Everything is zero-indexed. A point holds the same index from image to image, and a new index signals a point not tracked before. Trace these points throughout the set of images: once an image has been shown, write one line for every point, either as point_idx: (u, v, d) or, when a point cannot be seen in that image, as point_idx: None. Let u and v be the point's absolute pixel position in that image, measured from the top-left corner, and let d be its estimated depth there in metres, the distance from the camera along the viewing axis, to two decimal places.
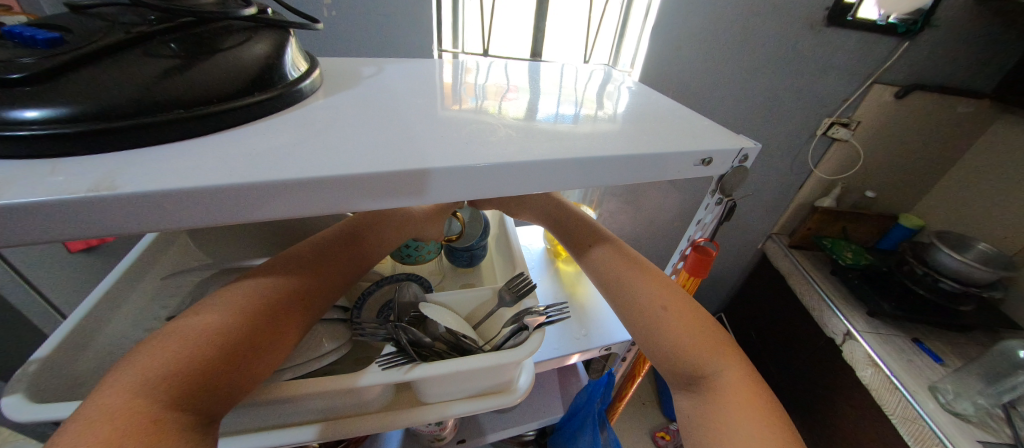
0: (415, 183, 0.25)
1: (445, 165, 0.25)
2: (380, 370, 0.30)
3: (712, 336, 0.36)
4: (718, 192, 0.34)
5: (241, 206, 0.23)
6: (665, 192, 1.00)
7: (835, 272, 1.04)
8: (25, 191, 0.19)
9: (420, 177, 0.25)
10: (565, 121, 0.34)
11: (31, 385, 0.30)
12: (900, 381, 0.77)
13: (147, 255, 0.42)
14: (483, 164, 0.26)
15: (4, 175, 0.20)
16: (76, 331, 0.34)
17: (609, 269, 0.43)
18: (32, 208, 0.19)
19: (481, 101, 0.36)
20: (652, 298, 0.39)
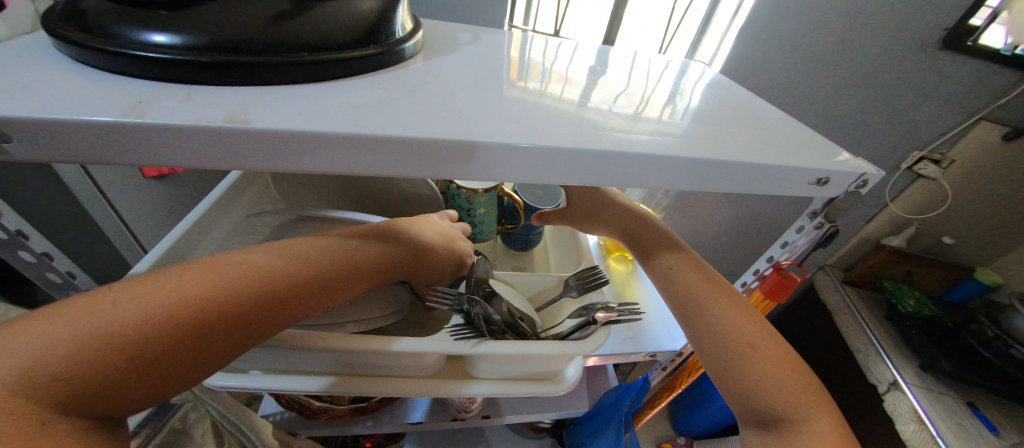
0: (459, 155, 0.24)
1: (491, 139, 0.24)
2: (448, 339, 0.30)
3: (799, 383, 0.34)
4: (821, 215, 0.31)
5: (284, 156, 0.22)
6: (719, 205, 0.95)
7: (891, 317, 0.97)
8: (166, 114, 0.20)
9: (465, 149, 0.24)
10: (620, 114, 0.31)
11: None
12: (946, 442, 0.72)
13: (234, 190, 0.45)
14: (526, 145, 0.24)
15: (146, 95, 0.21)
16: (171, 251, 0.36)
17: (693, 293, 0.40)
18: (170, 130, 0.20)
19: (546, 84, 0.34)
20: (734, 328, 0.37)
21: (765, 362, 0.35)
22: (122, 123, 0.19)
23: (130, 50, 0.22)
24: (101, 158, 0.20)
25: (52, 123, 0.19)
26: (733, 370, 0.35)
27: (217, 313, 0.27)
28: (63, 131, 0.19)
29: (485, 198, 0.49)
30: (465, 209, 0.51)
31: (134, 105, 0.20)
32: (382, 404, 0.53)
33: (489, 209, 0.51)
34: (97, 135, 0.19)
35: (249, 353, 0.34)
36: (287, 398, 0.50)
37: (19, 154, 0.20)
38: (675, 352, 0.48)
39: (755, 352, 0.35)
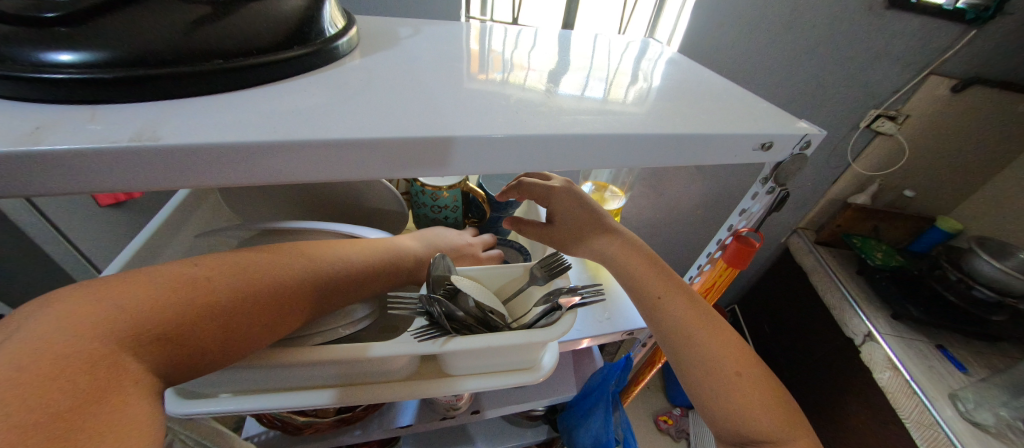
0: (440, 152, 0.24)
1: (470, 134, 0.23)
2: (414, 341, 0.30)
3: (780, 410, 0.32)
4: (771, 180, 0.32)
5: (233, 168, 0.21)
6: (691, 179, 0.97)
7: (863, 272, 1.01)
8: (67, 138, 0.19)
9: (444, 145, 0.23)
10: (594, 98, 0.31)
11: None
12: (919, 386, 0.76)
13: (182, 210, 0.43)
14: (502, 135, 0.24)
15: (45, 120, 0.20)
16: None
17: (684, 323, 0.35)
18: (75, 155, 0.19)
19: (508, 73, 0.34)
20: (724, 359, 0.33)
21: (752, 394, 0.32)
22: (18, 151, 0.18)
23: (23, 73, 0.20)
24: (6, 191, 0.19)
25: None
26: (721, 406, 0.32)
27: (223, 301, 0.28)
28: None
29: (449, 194, 0.48)
30: (428, 206, 0.50)
31: (31, 132, 0.19)
32: (367, 412, 0.53)
33: (454, 204, 0.50)
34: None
35: (222, 377, 0.33)
36: (269, 418, 0.50)
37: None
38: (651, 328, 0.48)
39: (743, 386, 0.32)
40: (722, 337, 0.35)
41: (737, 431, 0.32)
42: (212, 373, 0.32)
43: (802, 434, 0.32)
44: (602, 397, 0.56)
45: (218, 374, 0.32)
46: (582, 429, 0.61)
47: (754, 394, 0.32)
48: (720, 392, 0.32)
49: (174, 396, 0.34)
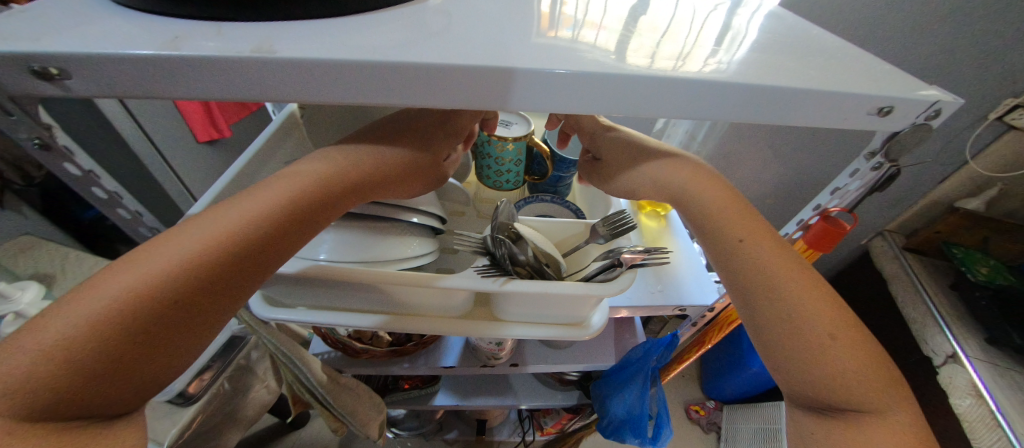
0: (500, 84, 0.23)
1: (530, 68, 0.23)
2: (474, 276, 0.31)
3: (878, 377, 0.29)
4: (879, 154, 0.28)
5: (327, 86, 0.22)
6: (763, 161, 0.86)
7: (958, 286, 0.89)
8: (198, 46, 0.21)
9: (504, 75, 0.23)
10: (676, 46, 0.28)
11: None
12: (1006, 419, 0.68)
13: (273, 140, 0.47)
14: (563, 71, 0.23)
15: (180, 31, 0.22)
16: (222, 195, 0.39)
17: (766, 271, 0.32)
18: (205, 61, 0.21)
19: (579, 28, 0.29)
20: (816, 319, 0.30)
21: (845, 354, 0.29)
22: (161, 54, 0.21)
23: None
24: (152, 93, 0.22)
25: (99, 58, 0.20)
26: (804, 362, 0.29)
27: (163, 300, 0.24)
28: (109, 67, 0.20)
29: (514, 147, 0.48)
30: (492, 158, 0.50)
31: (172, 39, 0.21)
32: (417, 348, 0.57)
33: (517, 159, 0.49)
34: (139, 70, 0.21)
35: (300, 290, 0.37)
36: (333, 339, 0.55)
37: (81, 89, 0.22)
38: (705, 307, 0.47)
39: (835, 347, 0.29)
40: (815, 294, 0.31)
41: (819, 393, 0.29)
42: (293, 285, 0.36)
43: (901, 401, 0.29)
44: (642, 371, 0.56)
45: (299, 287, 0.36)
46: (615, 398, 0.62)
47: (847, 356, 0.29)
48: (806, 351, 0.29)
49: (261, 302, 0.38)
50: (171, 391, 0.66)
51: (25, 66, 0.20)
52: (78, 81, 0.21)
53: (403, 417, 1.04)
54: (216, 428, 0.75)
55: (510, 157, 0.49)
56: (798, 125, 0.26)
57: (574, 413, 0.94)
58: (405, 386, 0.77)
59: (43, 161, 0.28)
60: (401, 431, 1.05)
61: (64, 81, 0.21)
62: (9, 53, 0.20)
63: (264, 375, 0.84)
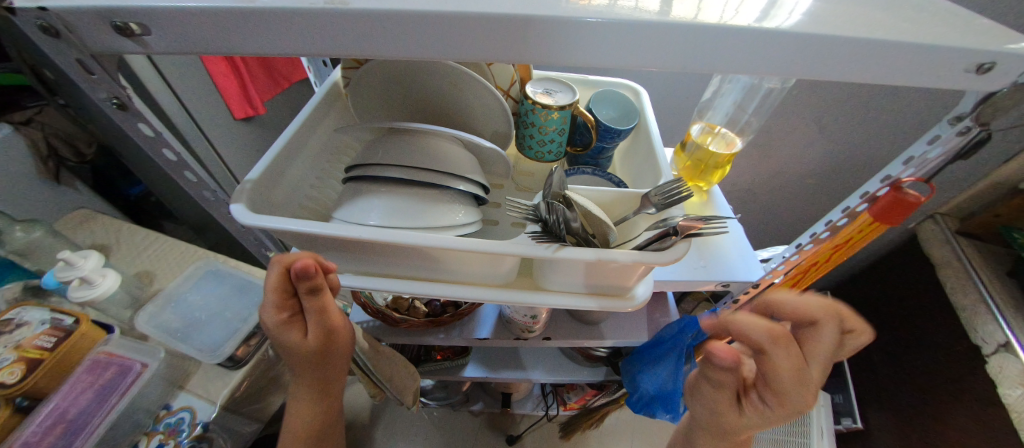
0: (537, 33, 0.23)
1: (557, 13, 0.22)
2: (529, 241, 0.32)
3: None
4: (967, 117, 0.26)
5: (382, 38, 0.23)
6: (808, 140, 0.85)
7: (1017, 274, 0.85)
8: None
9: (541, 23, 0.22)
10: None
11: (248, 198, 0.35)
12: None
13: (321, 108, 0.47)
14: (597, 19, 0.22)
15: None
16: (275, 162, 0.39)
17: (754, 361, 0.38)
18: (278, 13, 0.22)
19: None
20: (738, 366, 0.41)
21: None
22: (239, 7, 0.22)
23: None
24: (222, 45, 0.24)
25: (172, 12, 0.22)
26: None
27: None
28: (189, 20, 0.22)
29: (559, 116, 0.46)
30: (536, 127, 0.48)
31: None
32: (453, 319, 0.59)
33: (562, 129, 0.47)
34: (209, 21, 0.22)
35: (348, 255, 0.38)
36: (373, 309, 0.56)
37: (155, 45, 0.24)
38: (750, 283, 0.45)
39: None
40: None
41: None
42: (343, 251, 0.37)
43: None
44: (676, 348, 0.56)
45: (349, 254, 0.37)
46: (646, 374, 0.62)
47: None
48: None
49: None
50: (222, 355, 0.69)
51: (109, 22, 0.23)
52: (155, 37, 0.23)
53: (432, 388, 1.08)
54: (262, 390, 0.80)
55: (555, 126, 0.47)
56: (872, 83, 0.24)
57: (600, 390, 0.95)
58: (437, 357, 0.80)
59: (121, 121, 0.31)
60: (430, 401, 1.09)
61: (142, 37, 0.23)
62: (93, 8, 0.22)
63: None
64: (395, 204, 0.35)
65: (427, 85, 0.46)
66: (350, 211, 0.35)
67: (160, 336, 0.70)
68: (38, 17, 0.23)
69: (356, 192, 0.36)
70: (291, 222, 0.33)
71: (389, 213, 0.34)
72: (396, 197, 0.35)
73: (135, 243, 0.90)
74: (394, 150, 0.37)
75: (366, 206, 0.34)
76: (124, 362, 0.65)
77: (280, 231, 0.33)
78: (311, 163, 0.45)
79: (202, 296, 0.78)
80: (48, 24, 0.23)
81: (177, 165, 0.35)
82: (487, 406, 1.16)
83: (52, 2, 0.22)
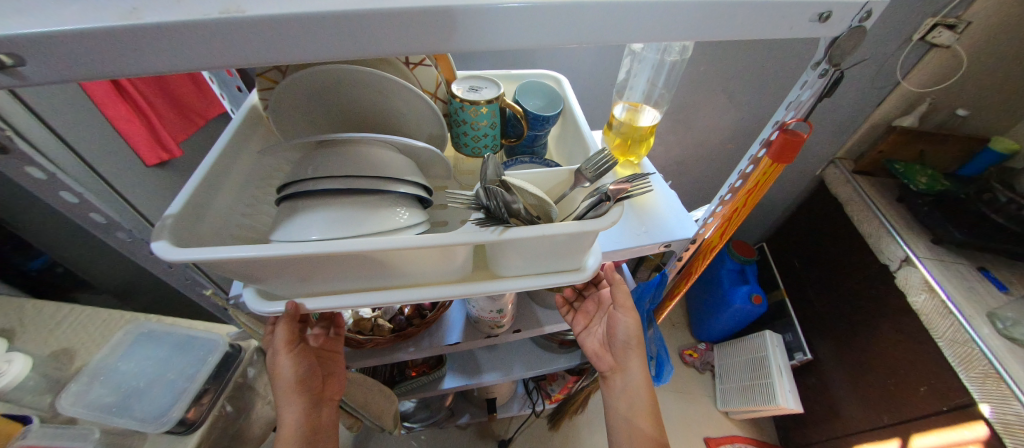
0: (441, 24, 0.24)
1: (464, 3, 0.23)
2: (475, 229, 0.33)
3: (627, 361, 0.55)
4: (823, 62, 0.30)
5: (294, 43, 0.22)
6: (721, 110, 0.95)
7: (903, 198, 1.00)
8: (161, 14, 0.20)
9: (445, 14, 0.23)
10: None
11: (170, 235, 0.32)
12: (956, 306, 0.81)
13: (239, 136, 0.45)
14: (513, 4, 0.24)
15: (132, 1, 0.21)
16: (196, 193, 0.37)
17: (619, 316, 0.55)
18: (173, 28, 0.20)
19: None
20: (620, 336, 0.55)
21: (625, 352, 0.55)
22: (125, 26, 0.20)
23: None
24: (117, 70, 0.22)
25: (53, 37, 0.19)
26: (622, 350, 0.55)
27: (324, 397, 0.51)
28: (66, 46, 0.20)
29: (488, 110, 0.47)
30: (468, 123, 0.49)
31: (128, 9, 0.21)
32: (420, 329, 0.58)
33: (493, 121, 0.49)
34: (102, 41, 0.20)
35: (294, 280, 0.36)
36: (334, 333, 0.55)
37: (34, 76, 0.21)
38: (688, 239, 0.49)
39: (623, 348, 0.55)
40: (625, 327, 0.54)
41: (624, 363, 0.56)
42: (285, 274, 0.35)
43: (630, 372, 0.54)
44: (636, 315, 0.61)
45: (292, 276, 0.35)
46: None
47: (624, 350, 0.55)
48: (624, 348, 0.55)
49: (255, 296, 0.38)
50: (170, 418, 0.63)
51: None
52: (31, 66, 0.20)
53: (413, 410, 1.05)
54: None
55: (486, 120, 0.49)
56: (744, 38, 0.28)
57: (578, 374, 0.97)
58: (411, 374, 0.77)
59: None
60: (414, 424, 1.06)
61: (15, 68, 0.20)
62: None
63: (264, 391, 0.82)
64: (333, 215, 0.34)
65: (354, 97, 0.45)
66: (290, 230, 0.33)
67: (93, 415, 0.63)
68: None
69: (292, 210, 0.34)
70: (214, 250, 0.30)
71: (329, 225, 0.33)
72: (333, 209, 0.34)
73: (46, 321, 0.80)
74: (325, 162, 0.36)
75: (305, 222, 0.33)
76: None
77: (208, 262, 0.31)
78: (238, 193, 0.42)
79: (136, 361, 0.71)
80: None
81: None
82: (473, 416, 1.14)
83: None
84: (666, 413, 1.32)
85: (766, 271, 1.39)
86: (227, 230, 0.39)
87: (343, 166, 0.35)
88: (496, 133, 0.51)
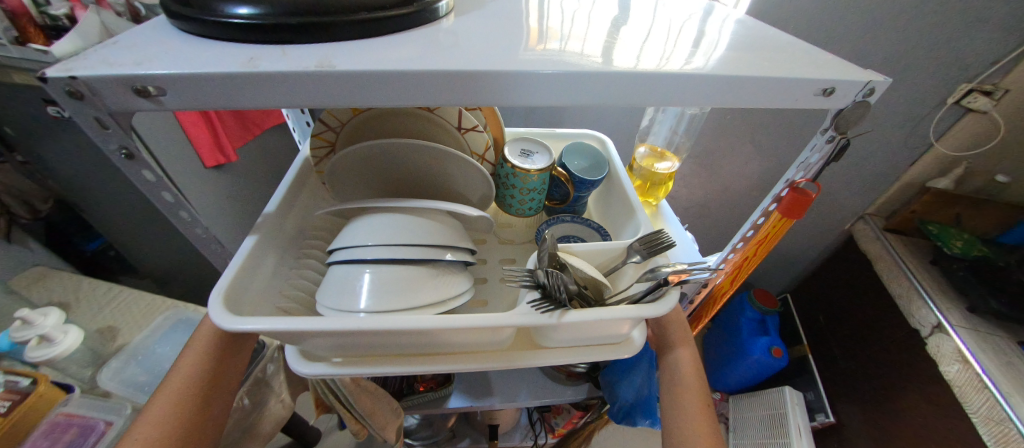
0: (483, 82, 0.29)
1: (502, 68, 0.28)
2: (532, 311, 0.36)
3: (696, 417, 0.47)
4: (830, 129, 0.33)
5: (363, 92, 0.29)
6: (746, 157, 0.96)
7: (937, 261, 0.97)
8: (271, 65, 0.27)
9: (486, 76, 0.28)
10: (637, 52, 0.32)
11: (233, 269, 0.39)
12: (992, 381, 0.76)
13: (302, 171, 0.54)
14: (542, 71, 0.28)
15: (253, 54, 0.29)
16: (265, 221, 0.45)
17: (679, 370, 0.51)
18: (277, 75, 0.27)
19: (563, 42, 0.33)
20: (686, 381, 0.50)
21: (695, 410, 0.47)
22: (245, 72, 0.27)
23: (236, 20, 0.30)
24: (227, 102, 0.29)
25: (186, 77, 0.27)
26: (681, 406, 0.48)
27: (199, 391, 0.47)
28: (196, 83, 0.27)
29: (539, 178, 0.49)
30: (518, 187, 0.51)
31: (249, 60, 0.28)
32: None
33: (541, 187, 0.51)
34: (219, 83, 0.27)
35: (348, 344, 0.38)
36: None
37: (169, 102, 0.28)
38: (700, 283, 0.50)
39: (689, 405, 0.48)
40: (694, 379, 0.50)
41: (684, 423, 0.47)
42: (335, 343, 0.37)
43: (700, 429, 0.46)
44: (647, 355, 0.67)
45: (348, 344, 0.38)
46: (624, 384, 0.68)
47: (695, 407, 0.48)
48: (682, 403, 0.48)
49: (297, 358, 0.39)
50: None
51: (129, 86, 0.27)
52: (170, 96, 0.28)
53: (416, 427, 1.05)
54: (237, 441, 0.77)
55: (533, 186, 0.51)
56: (745, 106, 0.31)
57: (584, 410, 0.97)
58: (420, 389, 0.80)
59: (124, 169, 0.33)
60: (415, 441, 1.06)
61: (157, 97, 0.28)
62: (119, 75, 0.26)
63: (279, 389, 0.84)
64: (385, 286, 0.36)
65: (407, 163, 0.48)
66: (343, 293, 0.36)
67: (129, 392, 0.71)
68: (67, 84, 0.26)
69: (336, 278, 0.37)
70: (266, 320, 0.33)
71: (375, 292, 0.35)
72: (388, 272, 0.37)
73: (96, 298, 0.88)
74: (353, 225, 0.39)
75: (352, 291, 0.35)
76: (87, 422, 0.64)
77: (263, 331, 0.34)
78: (280, 261, 0.45)
79: (170, 346, 0.78)
80: (75, 89, 0.27)
81: (173, 205, 0.37)
82: (473, 442, 1.14)
83: (80, 71, 0.26)
84: None
85: (790, 324, 1.34)
86: (278, 248, 0.46)
87: (397, 232, 0.38)
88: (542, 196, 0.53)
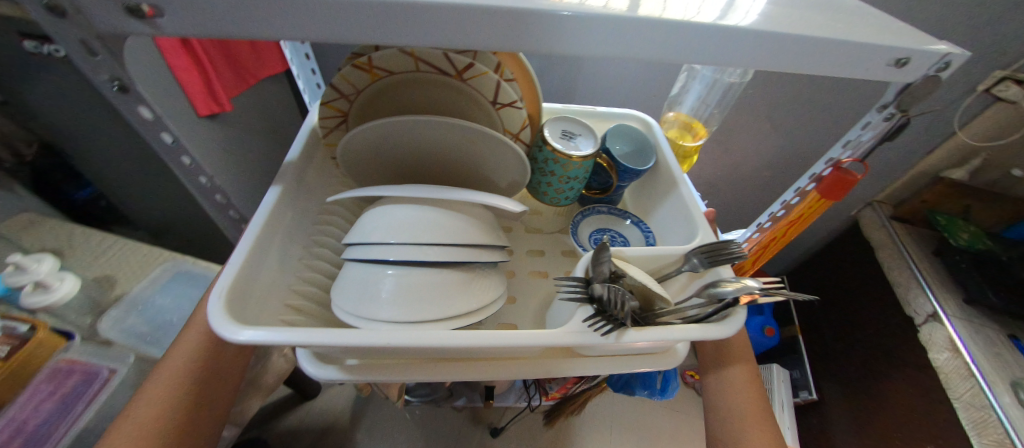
0: (519, 23, 0.25)
1: (542, 7, 0.25)
2: (590, 330, 0.38)
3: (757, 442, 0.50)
4: (891, 106, 0.31)
5: (390, 26, 0.26)
6: (763, 136, 0.93)
7: (940, 252, 0.97)
8: None
9: (523, 16, 0.25)
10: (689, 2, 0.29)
11: (242, 268, 0.39)
12: (979, 370, 0.78)
13: (304, 149, 0.52)
14: (585, 13, 0.25)
15: None
16: (270, 209, 0.44)
17: (733, 391, 0.54)
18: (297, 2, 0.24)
19: None
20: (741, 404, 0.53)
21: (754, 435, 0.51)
22: None
23: None
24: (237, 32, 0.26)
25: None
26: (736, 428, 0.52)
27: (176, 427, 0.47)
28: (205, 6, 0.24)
29: (581, 166, 0.50)
30: (558, 174, 0.52)
31: None
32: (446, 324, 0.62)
33: (580, 176, 0.51)
34: (226, 7, 0.24)
35: (363, 353, 0.40)
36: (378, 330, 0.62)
37: (166, 27, 0.25)
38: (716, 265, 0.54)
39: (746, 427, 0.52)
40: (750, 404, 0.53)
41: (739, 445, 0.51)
42: (346, 350, 0.39)
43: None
44: None
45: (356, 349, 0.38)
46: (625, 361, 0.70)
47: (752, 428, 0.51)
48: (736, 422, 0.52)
49: (313, 362, 0.42)
50: None
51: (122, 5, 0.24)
52: (166, 19, 0.25)
53: (416, 385, 1.08)
54: (242, 392, 0.78)
55: (574, 174, 0.51)
56: (775, 69, 0.28)
57: (580, 377, 0.97)
58: None
59: (120, 106, 0.31)
60: (413, 398, 1.09)
61: (153, 19, 0.24)
62: None
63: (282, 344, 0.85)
64: (406, 297, 0.37)
65: (429, 153, 0.47)
66: (361, 298, 0.37)
67: (128, 340, 0.72)
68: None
69: (351, 283, 0.38)
70: (280, 331, 0.33)
71: (400, 302, 0.36)
72: (415, 279, 0.38)
73: (91, 246, 0.86)
74: (363, 228, 0.41)
75: (374, 299, 0.37)
76: (89, 369, 0.65)
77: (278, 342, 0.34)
78: (281, 258, 0.45)
79: (170, 297, 0.79)
80: (55, 4, 0.23)
81: (176, 150, 0.36)
82: (470, 400, 1.16)
83: None
84: (657, 430, 1.26)
85: (783, 305, 1.37)
86: (290, 240, 0.46)
87: (421, 238, 0.38)
88: (580, 185, 0.54)
